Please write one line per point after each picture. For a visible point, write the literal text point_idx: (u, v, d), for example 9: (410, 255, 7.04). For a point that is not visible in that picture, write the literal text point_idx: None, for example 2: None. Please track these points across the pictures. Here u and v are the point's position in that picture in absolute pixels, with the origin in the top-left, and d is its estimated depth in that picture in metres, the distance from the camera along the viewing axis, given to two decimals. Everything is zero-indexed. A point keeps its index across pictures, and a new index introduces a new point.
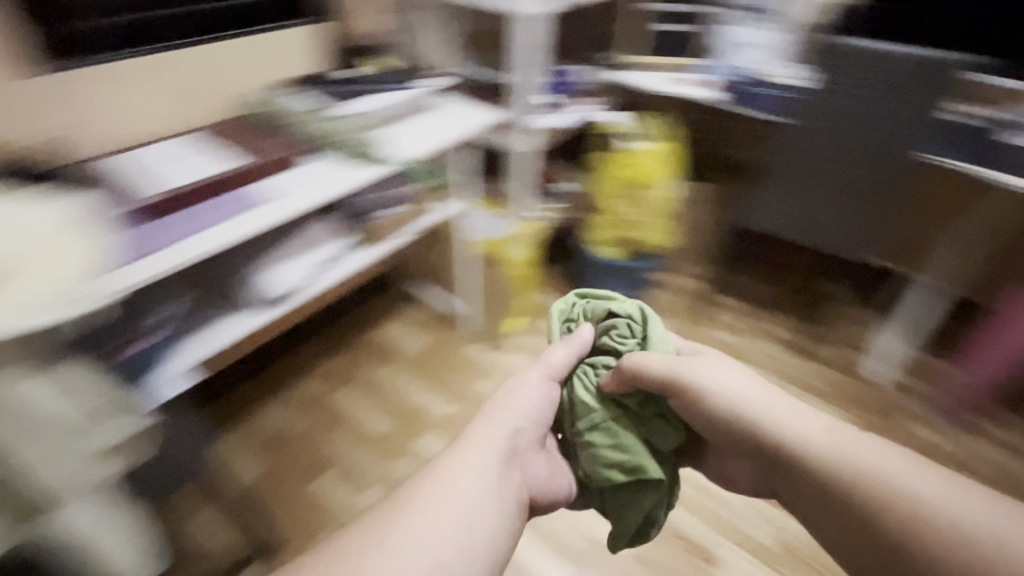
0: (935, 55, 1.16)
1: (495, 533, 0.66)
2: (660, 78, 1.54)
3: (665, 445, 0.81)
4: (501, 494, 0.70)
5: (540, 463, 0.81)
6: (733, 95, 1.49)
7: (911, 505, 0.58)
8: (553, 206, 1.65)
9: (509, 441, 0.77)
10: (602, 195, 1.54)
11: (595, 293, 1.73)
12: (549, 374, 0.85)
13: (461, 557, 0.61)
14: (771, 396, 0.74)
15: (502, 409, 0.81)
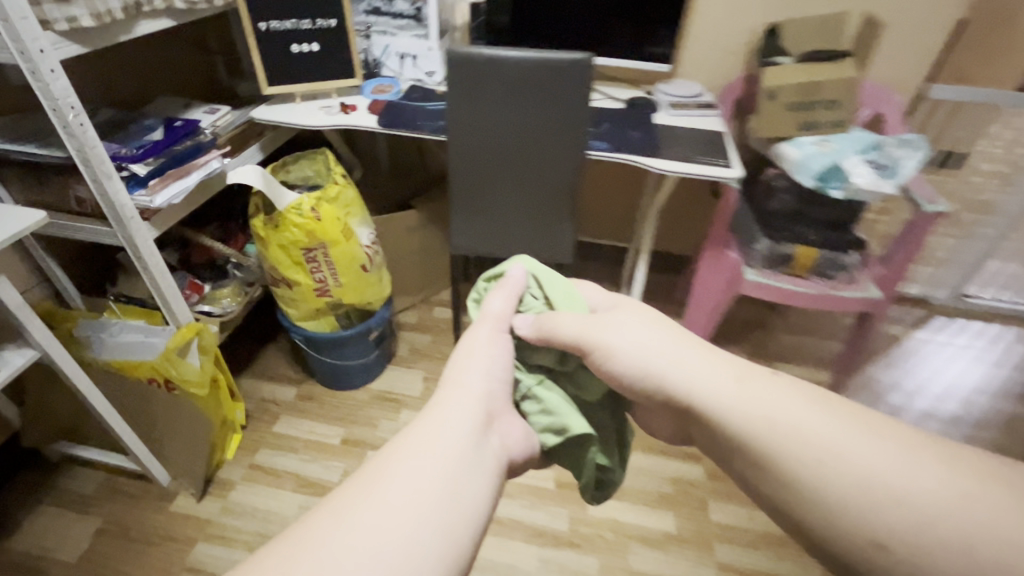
0: (556, 57, 1.07)
1: (470, 494, 0.61)
2: (312, 111, 1.33)
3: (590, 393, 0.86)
4: (477, 463, 0.65)
5: (515, 429, 0.76)
6: (388, 117, 1.32)
7: (821, 451, 0.51)
8: (230, 291, 1.34)
9: (485, 405, 0.73)
10: (282, 265, 1.22)
11: (328, 367, 1.48)
12: (498, 324, 0.84)
13: (432, 525, 0.56)
14: (677, 343, 0.68)
15: (472, 373, 0.77)
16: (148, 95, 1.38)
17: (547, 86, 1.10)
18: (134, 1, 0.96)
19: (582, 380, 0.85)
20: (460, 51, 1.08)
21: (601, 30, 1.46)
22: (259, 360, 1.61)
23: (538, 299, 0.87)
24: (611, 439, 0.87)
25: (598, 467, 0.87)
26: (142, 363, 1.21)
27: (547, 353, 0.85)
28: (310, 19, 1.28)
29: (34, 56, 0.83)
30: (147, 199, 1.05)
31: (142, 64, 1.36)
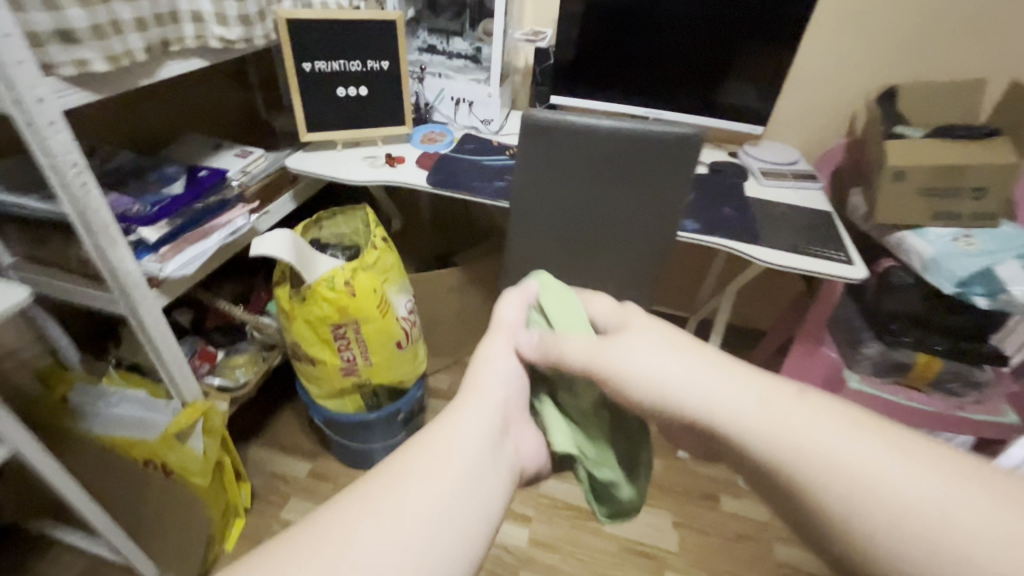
0: (659, 132, 0.89)
1: (493, 502, 0.45)
2: (354, 161, 1.18)
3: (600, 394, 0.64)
4: (497, 473, 0.48)
5: (531, 446, 0.57)
6: (440, 171, 1.16)
7: (918, 518, 0.31)
8: (244, 360, 1.17)
9: (504, 410, 0.53)
10: (307, 343, 1.05)
11: (348, 449, 1.29)
12: (511, 333, 0.60)
13: (444, 548, 0.40)
14: (706, 359, 0.43)
15: (492, 373, 0.56)
16: (173, 133, 1.25)
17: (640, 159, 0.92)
18: (160, 40, 0.82)
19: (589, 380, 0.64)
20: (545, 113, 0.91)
21: (684, 86, 1.28)
22: (272, 425, 1.44)
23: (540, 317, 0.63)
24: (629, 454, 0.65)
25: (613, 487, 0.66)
26: (139, 441, 1.05)
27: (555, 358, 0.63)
28: (360, 60, 1.14)
29: (30, 107, 0.68)
30: (156, 268, 0.89)
31: (169, 100, 1.22)
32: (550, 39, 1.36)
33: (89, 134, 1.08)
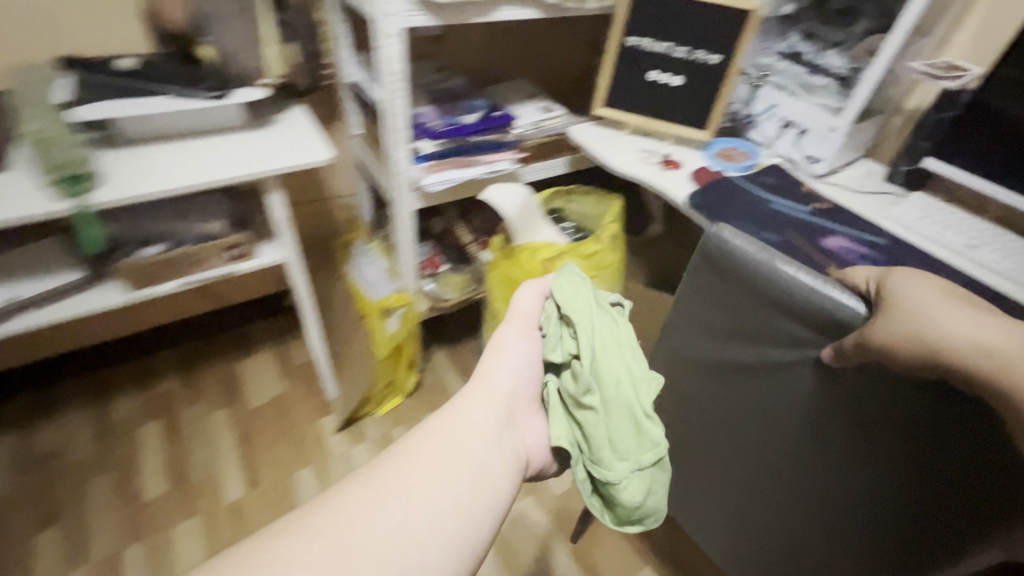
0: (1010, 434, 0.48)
1: (501, 481, 0.60)
2: (630, 151, 1.10)
3: (601, 384, 0.63)
4: (502, 458, 0.61)
5: (533, 434, 0.68)
6: (709, 195, 0.98)
7: None
8: (459, 281, 1.30)
9: (510, 399, 0.67)
10: (495, 297, 1.10)
11: None
12: (526, 325, 0.72)
13: (456, 515, 0.54)
14: (947, 296, 0.52)
15: (502, 367, 0.68)
16: (512, 72, 1.39)
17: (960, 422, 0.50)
18: None
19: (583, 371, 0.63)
20: (855, 320, 0.54)
21: None
22: (462, 343, 1.59)
23: (563, 332, 0.66)
24: (631, 448, 0.63)
25: (614, 488, 0.63)
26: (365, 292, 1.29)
27: (561, 347, 0.66)
28: (688, 48, 1.02)
29: (381, 19, 0.84)
30: (416, 177, 1.05)
31: (523, 44, 1.35)
32: (968, 80, 0.94)
33: (452, 54, 1.30)
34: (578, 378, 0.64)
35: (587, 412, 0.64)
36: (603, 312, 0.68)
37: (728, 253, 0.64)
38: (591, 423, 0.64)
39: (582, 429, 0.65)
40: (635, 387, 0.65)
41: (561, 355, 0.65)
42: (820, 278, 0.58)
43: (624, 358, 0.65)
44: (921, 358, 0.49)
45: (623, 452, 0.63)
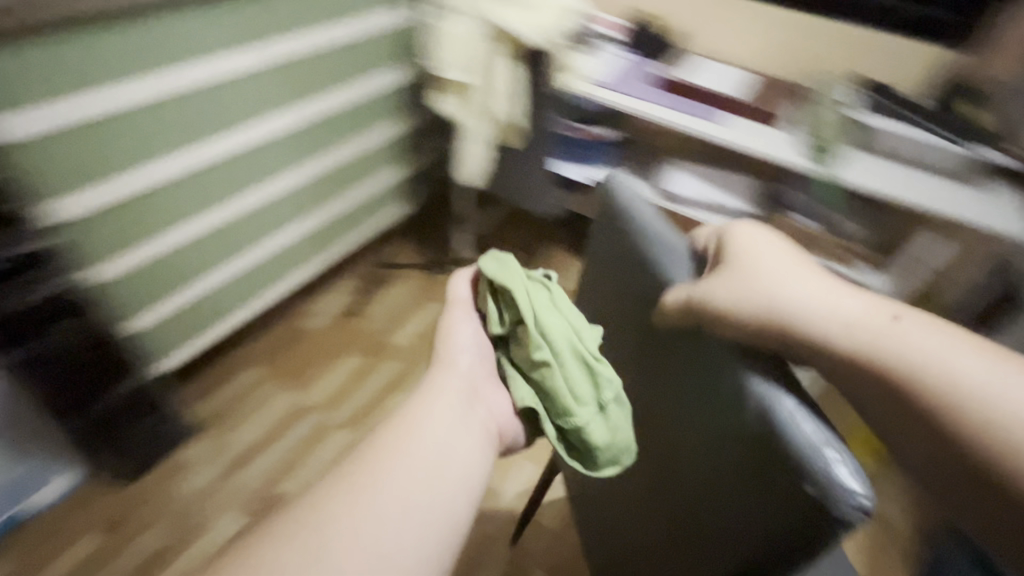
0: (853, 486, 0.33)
1: (470, 463, 0.44)
2: None
3: (551, 328, 0.51)
4: (473, 434, 0.46)
5: (498, 403, 0.52)
6: None
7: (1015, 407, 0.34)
8: None
9: (468, 376, 0.52)
10: None
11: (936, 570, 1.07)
12: (469, 311, 0.58)
13: (442, 501, 0.41)
14: (799, 258, 0.43)
15: (453, 347, 0.54)
16: None
17: (733, 400, 0.39)
18: None
19: (526, 334, 0.51)
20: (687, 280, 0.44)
21: None
22: None
23: (500, 311, 0.54)
24: (590, 399, 0.50)
25: (593, 443, 0.51)
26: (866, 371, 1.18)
27: (501, 316, 0.54)
28: None
29: None
30: None
31: None
32: None
33: None
34: (523, 342, 0.52)
35: (535, 364, 0.51)
36: (534, 282, 0.56)
37: (623, 198, 0.53)
38: (543, 377, 0.50)
39: (539, 389, 0.52)
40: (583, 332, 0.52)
41: (504, 326, 0.54)
42: (677, 235, 0.49)
43: (569, 312, 0.54)
44: (754, 332, 0.39)
45: (582, 398, 0.51)
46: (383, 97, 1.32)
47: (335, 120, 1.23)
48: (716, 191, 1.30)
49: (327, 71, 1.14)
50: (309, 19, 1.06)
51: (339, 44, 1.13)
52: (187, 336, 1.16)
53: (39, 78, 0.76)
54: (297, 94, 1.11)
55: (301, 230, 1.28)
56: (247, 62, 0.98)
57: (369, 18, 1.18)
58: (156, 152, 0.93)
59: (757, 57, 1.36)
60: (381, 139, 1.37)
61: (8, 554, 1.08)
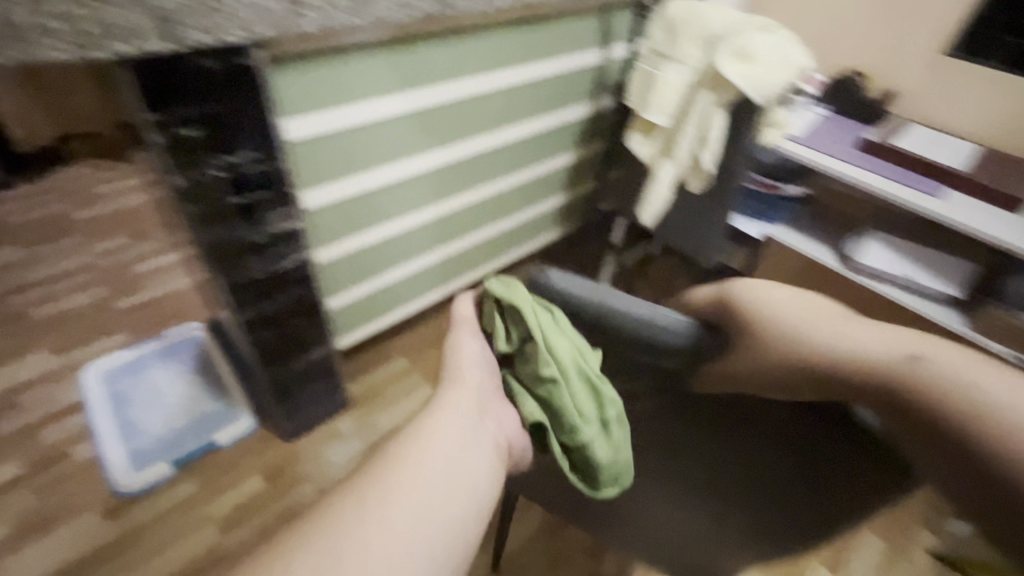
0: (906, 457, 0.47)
1: (478, 477, 0.52)
2: None
3: (562, 352, 0.57)
4: (482, 453, 0.53)
5: (506, 418, 0.59)
6: None
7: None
8: None
9: (477, 390, 0.57)
10: None
11: None
12: (473, 327, 0.61)
13: (451, 513, 0.48)
14: (821, 306, 0.53)
15: (462, 358, 0.58)
16: None
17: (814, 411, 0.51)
18: None
19: (537, 354, 0.57)
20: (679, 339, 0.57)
21: None
22: None
23: (511, 331, 0.58)
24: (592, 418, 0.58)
25: (595, 458, 0.59)
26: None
27: (512, 335, 0.59)
28: None
29: None
30: None
31: None
32: None
33: None
34: (532, 360, 0.57)
35: (549, 387, 0.57)
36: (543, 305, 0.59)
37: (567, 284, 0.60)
38: (552, 395, 0.57)
39: (549, 407, 0.58)
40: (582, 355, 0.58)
41: (514, 344, 0.58)
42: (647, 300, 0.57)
43: (576, 339, 0.58)
44: (785, 364, 0.52)
45: (587, 415, 0.58)
46: (564, 130, 1.39)
47: (523, 145, 1.31)
48: (917, 271, 1.17)
49: (529, 103, 1.23)
50: (528, 54, 1.15)
51: (545, 78, 1.22)
52: (363, 320, 1.29)
53: (318, 87, 0.87)
54: (500, 121, 1.20)
55: (468, 242, 1.39)
56: (473, 87, 1.08)
57: (574, 57, 1.26)
58: (383, 160, 1.04)
59: (981, 131, 1.24)
60: (552, 167, 1.46)
61: (188, 480, 1.23)
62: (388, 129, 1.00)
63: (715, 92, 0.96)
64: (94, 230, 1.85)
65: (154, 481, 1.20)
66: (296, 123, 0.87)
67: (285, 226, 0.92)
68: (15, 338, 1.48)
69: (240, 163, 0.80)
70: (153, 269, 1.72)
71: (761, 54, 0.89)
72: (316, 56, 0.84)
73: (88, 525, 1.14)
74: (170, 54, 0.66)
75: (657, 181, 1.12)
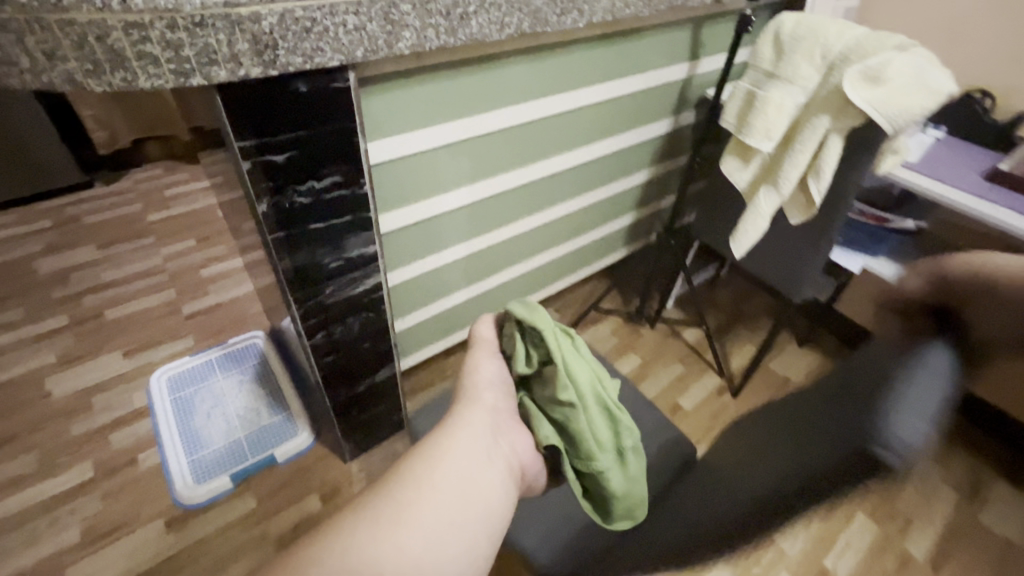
0: None
1: (491, 500, 0.58)
2: None
3: (579, 377, 0.70)
4: (496, 474, 0.60)
5: (522, 444, 0.67)
6: None
7: None
8: None
9: (492, 412, 0.67)
10: None
11: None
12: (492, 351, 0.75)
13: (466, 531, 0.54)
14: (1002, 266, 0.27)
15: (483, 378, 0.71)
16: None
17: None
18: None
19: (555, 377, 0.69)
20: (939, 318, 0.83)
21: None
22: None
23: (534, 355, 0.72)
24: (606, 445, 0.69)
25: (608, 480, 0.69)
26: None
27: (533, 360, 0.72)
28: None
29: None
30: None
31: None
32: None
33: None
34: (551, 383, 0.69)
35: (569, 412, 0.68)
36: (562, 336, 0.73)
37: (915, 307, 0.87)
38: (569, 419, 0.68)
39: (566, 430, 0.68)
40: (595, 383, 0.72)
41: (534, 367, 0.71)
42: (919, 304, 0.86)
43: (591, 371, 0.73)
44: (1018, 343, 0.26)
45: (602, 443, 0.69)
46: (636, 147, 1.31)
47: (593, 165, 1.25)
48: None
49: (603, 121, 1.17)
50: (608, 68, 1.08)
51: (621, 95, 1.15)
52: (423, 344, 1.25)
53: (402, 109, 0.83)
54: (571, 139, 1.14)
55: (531, 265, 1.33)
56: (547, 105, 1.02)
57: (655, 72, 1.18)
58: (454, 181, 0.99)
59: None
60: (623, 186, 1.38)
61: (247, 494, 1.22)
62: (463, 151, 0.96)
63: (832, 117, 0.87)
64: (166, 232, 1.90)
65: (214, 494, 1.20)
66: (374, 146, 0.83)
67: (362, 250, 0.88)
68: (91, 337, 1.52)
69: (322, 189, 0.77)
70: (219, 273, 1.75)
71: (892, 76, 0.80)
72: (403, 79, 0.80)
73: (152, 535, 1.15)
74: (264, 79, 0.63)
75: (751, 210, 1.02)
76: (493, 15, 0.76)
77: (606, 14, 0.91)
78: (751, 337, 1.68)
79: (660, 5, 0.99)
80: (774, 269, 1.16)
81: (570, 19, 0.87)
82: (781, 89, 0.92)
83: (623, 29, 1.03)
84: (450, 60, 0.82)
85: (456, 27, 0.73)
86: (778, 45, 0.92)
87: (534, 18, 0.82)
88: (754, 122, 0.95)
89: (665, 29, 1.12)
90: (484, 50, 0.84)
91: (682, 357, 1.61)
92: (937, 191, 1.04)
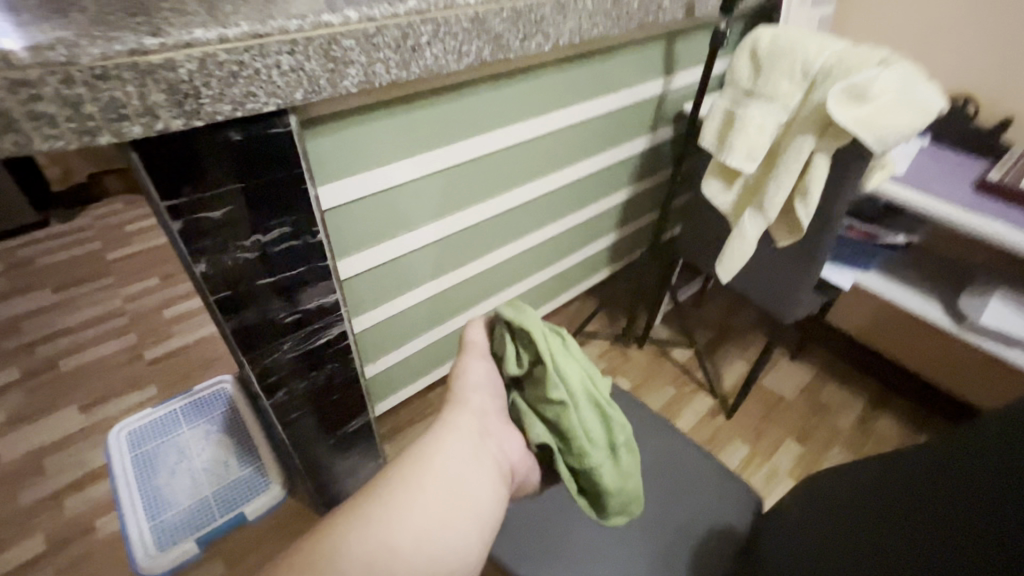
0: None
1: (479, 503, 0.59)
2: None
3: (569, 376, 0.61)
4: (484, 477, 0.60)
5: (511, 444, 0.65)
6: None
7: None
8: None
9: (479, 415, 0.64)
10: None
11: None
12: (483, 351, 0.68)
13: (455, 533, 0.56)
14: None
15: (472, 380, 0.66)
16: None
17: None
18: None
19: (545, 378, 0.60)
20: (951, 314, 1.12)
21: None
22: None
23: (524, 353, 0.63)
24: (599, 443, 0.62)
25: (601, 478, 0.63)
26: None
27: (520, 361, 0.63)
28: None
29: None
30: None
31: None
32: None
33: None
34: (541, 384, 0.61)
35: (560, 412, 0.60)
36: (553, 333, 0.64)
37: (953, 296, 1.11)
38: (559, 418, 0.61)
39: (558, 431, 0.61)
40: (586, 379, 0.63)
41: (523, 369, 0.62)
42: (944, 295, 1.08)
43: (582, 367, 0.64)
44: None
45: (597, 441, 0.62)
46: (614, 167, 1.25)
47: (570, 188, 1.19)
48: None
49: (577, 142, 1.11)
50: (579, 89, 1.02)
51: (595, 116, 1.10)
52: (403, 383, 1.18)
53: (355, 148, 0.76)
54: (545, 165, 1.08)
55: (514, 293, 1.26)
56: (517, 131, 0.96)
57: (628, 90, 1.13)
58: (421, 217, 0.92)
59: None
60: (602, 207, 1.32)
61: None
62: (427, 187, 0.89)
63: (817, 137, 0.82)
64: (127, 271, 1.81)
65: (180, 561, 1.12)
66: (327, 190, 0.76)
67: (322, 300, 0.81)
68: (44, 392, 1.42)
69: (271, 241, 0.70)
70: (185, 313, 1.66)
71: (877, 92, 0.75)
72: (354, 118, 0.73)
73: None
74: (189, 131, 0.56)
75: (737, 233, 0.97)
76: (447, 44, 0.70)
77: (572, 35, 0.86)
78: (743, 353, 1.62)
79: (629, 22, 0.93)
80: (763, 290, 1.11)
81: (534, 42, 0.81)
82: (760, 108, 0.87)
83: (592, 48, 0.98)
84: (404, 93, 0.75)
85: (406, 60, 0.67)
86: (756, 61, 0.87)
87: (494, 45, 0.76)
88: (734, 143, 0.90)
89: (637, 46, 1.07)
90: (442, 80, 0.78)
91: (673, 378, 1.55)
92: (929, 204, 0.99)
